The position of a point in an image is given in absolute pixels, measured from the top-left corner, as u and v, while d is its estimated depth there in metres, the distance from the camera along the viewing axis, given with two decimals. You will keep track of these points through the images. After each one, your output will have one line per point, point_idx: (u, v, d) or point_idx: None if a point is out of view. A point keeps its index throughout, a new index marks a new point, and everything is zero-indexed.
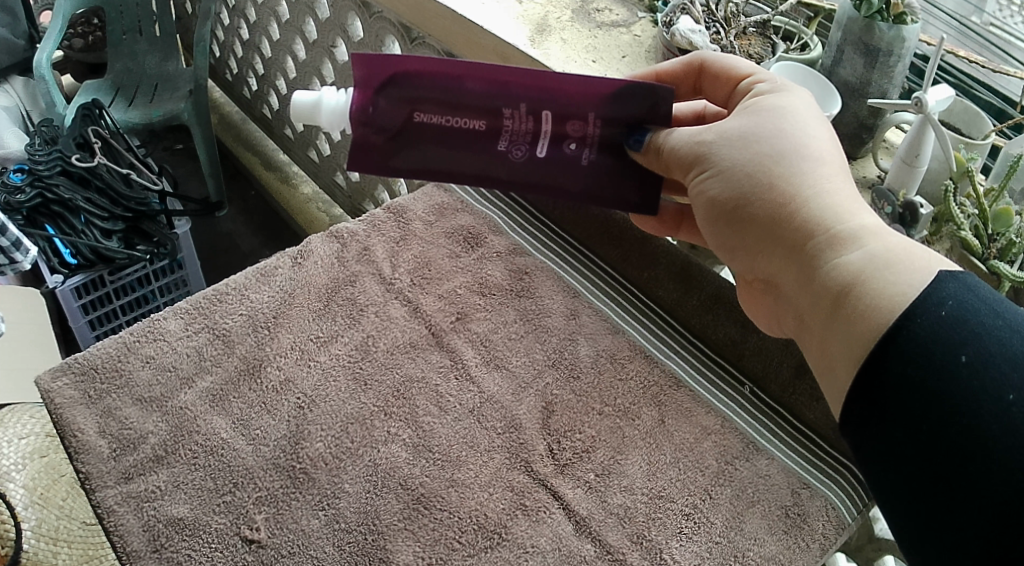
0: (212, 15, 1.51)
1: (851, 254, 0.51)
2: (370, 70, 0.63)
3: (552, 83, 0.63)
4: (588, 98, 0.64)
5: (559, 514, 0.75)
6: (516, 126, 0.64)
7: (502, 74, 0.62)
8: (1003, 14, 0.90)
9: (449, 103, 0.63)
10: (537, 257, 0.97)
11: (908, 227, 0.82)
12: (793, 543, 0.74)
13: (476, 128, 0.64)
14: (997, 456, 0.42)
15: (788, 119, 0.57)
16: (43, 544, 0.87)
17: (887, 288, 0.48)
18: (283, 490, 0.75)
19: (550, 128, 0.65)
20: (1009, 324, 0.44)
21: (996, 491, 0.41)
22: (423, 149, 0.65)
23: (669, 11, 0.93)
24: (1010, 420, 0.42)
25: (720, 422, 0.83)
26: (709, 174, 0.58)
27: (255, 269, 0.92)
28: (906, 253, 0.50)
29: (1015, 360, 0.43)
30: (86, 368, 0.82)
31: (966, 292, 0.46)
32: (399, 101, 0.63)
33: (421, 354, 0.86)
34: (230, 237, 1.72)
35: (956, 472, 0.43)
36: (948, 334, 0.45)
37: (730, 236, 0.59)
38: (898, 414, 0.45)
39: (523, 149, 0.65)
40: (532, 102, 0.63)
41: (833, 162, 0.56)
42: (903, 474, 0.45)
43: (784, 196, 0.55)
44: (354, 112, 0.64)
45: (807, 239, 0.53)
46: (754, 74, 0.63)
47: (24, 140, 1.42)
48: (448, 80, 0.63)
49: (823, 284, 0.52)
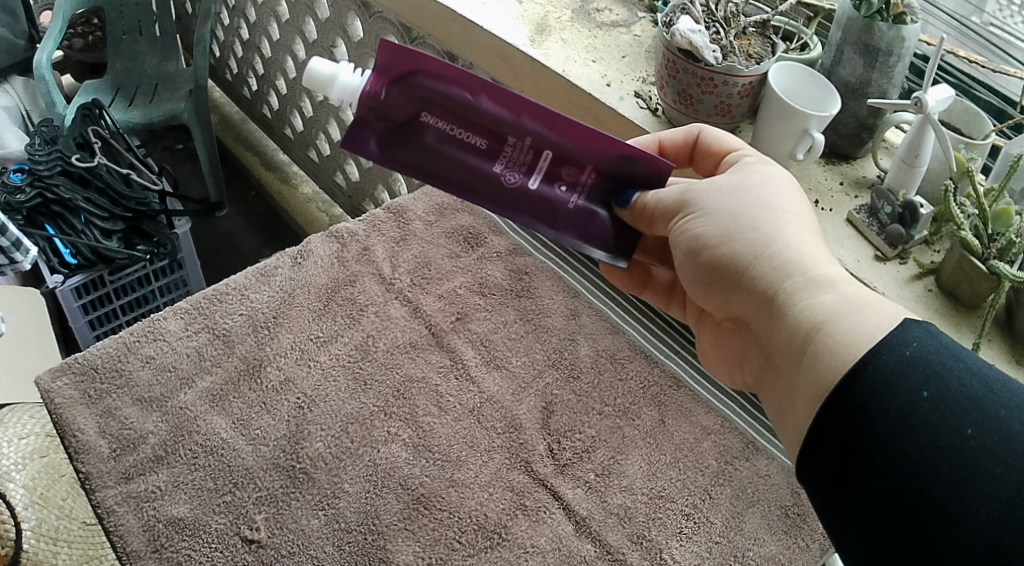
0: (212, 15, 1.51)
1: (825, 296, 0.50)
2: (393, 58, 0.55)
3: (569, 126, 0.57)
4: (598, 149, 0.58)
5: (559, 514, 0.75)
6: (515, 155, 0.58)
7: (521, 101, 0.56)
8: (1003, 14, 0.90)
9: (459, 114, 0.57)
10: (537, 257, 0.97)
11: (908, 226, 0.83)
12: (793, 543, 0.74)
13: (474, 146, 0.58)
14: (953, 490, 0.39)
15: (771, 177, 0.57)
16: (43, 544, 0.87)
17: (855, 329, 0.47)
18: (282, 490, 0.75)
19: (549, 167, 0.59)
20: (967, 365, 0.42)
21: (953, 526, 0.39)
22: (411, 152, 0.58)
23: (668, 11, 0.90)
24: (968, 454, 0.39)
25: (719, 423, 0.83)
26: (692, 214, 0.56)
27: (255, 269, 0.92)
28: (876, 301, 0.49)
29: (974, 397, 0.41)
30: (86, 368, 0.82)
31: (930, 338, 0.44)
32: (410, 95, 0.56)
33: (421, 354, 0.86)
34: (230, 238, 1.72)
35: (910, 504, 0.40)
36: (909, 369, 0.42)
37: (705, 276, 0.56)
38: (854, 442, 0.42)
39: (516, 178, 0.59)
40: (540, 138, 0.58)
41: (808, 218, 0.56)
42: (856, 505, 0.42)
43: (763, 239, 0.53)
44: (364, 94, 0.56)
45: (782, 280, 0.52)
46: (743, 151, 0.63)
47: (23, 140, 1.42)
48: (466, 91, 0.56)
49: (795, 324, 0.50)
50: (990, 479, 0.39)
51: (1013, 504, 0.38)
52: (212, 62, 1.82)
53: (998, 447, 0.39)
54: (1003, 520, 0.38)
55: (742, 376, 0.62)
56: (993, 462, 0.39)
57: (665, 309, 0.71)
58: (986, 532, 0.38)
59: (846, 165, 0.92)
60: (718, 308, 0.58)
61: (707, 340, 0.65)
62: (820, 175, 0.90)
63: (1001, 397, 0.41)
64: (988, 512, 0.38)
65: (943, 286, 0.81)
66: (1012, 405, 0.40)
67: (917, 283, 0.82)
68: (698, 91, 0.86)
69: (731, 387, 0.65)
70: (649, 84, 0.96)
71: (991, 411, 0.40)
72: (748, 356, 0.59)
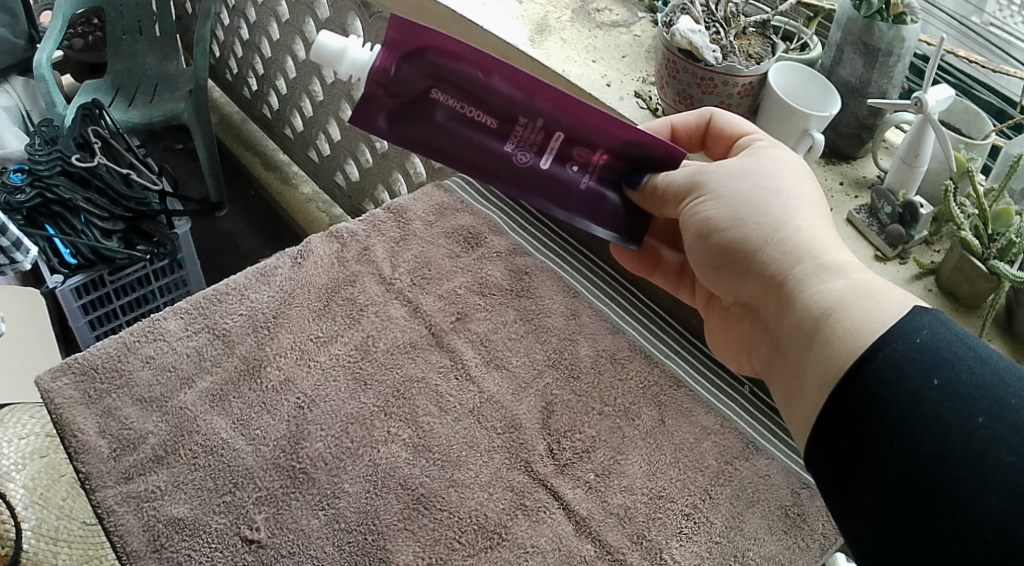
0: (212, 15, 1.51)
1: (835, 282, 0.49)
2: (403, 33, 0.55)
3: (581, 108, 0.58)
4: (609, 130, 0.59)
5: (559, 514, 0.75)
6: (526, 136, 0.59)
7: (534, 84, 0.56)
8: (1003, 14, 0.90)
9: (472, 93, 0.57)
10: (537, 257, 0.97)
11: (908, 226, 0.84)
12: (793, 543, 0.74)
13: (486, 125, 0.58)
14: (962, 477, 0.39)
15: (786, 165, 0.57)
16: (43, 544, 0.87)
17: (865, 315, 0.46)
18: (283, 490, 0.75)
19: (560, 147, 0.59)
20: (979, 354, 0.42)
21: (960, 513, 0.38)
22: (423, 127, 0.58)
23: (669, 11, 0.90)
24: (977, 441, 0.39)
25: (719, 422, 0.83)
26: (705, 198, 0.56)
27: (255, 269, 0.92)
28: (888, 289, 0.48)
29: (985, 387, 0.40)
30: (86, 368, 0.82)
31: (941, 326, 0.43)
32: (421, 71, 0.56)
33: (421, 354, 0.86)
34: (230, 238, 1.72)
35: (919, 491, 0.40)
36: (921, 358, 0.42)
37: (716, 260, 0.57)
38: (862, 429, 0.42)
39: (527, 159, 0.59)
40: (552, 120, 0.58)
41: (821, 208, 0.55)
42: (863, 492, 0.42)
43: (774, 224, 0.53)
44: (374, 70, 0.55)
45: (793, 266, 0.52)
46: (754, 133, 0.63)
47: (23, 140, 1.42)
48: (477, 70, 0.56)
49: (805, 311, 0.50)
50: (998, 467, 0.38)
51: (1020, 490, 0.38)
52: (212, 62, 1.82)
53: (1008, 435, 0.39)
54: (1010, 508, 0.38)
55: (750, 361, 0.61)
56: (1003, 450, 0.39)
57: (674, 293, 0.71)
58: (995, 519, 0.38)
59: (846, 165, 0.92)
60: (728, 293, 0.58)
61: (717, 324, 0.65)
62: (821, 175, 0.91)
63: (1012, 386, 0.40)
64: (997, 500, 0.38)
65: (943, 286, 0.81)
66: (1022, 394, 0.40)
67: (917, 283, 0.82)
68: (697, 91, 0.86)
69: (738, 372, 0.65)
70: (649, 83, 0.96)
71: (1002, 399, 0.40)
72: (756, 342, 0.58)
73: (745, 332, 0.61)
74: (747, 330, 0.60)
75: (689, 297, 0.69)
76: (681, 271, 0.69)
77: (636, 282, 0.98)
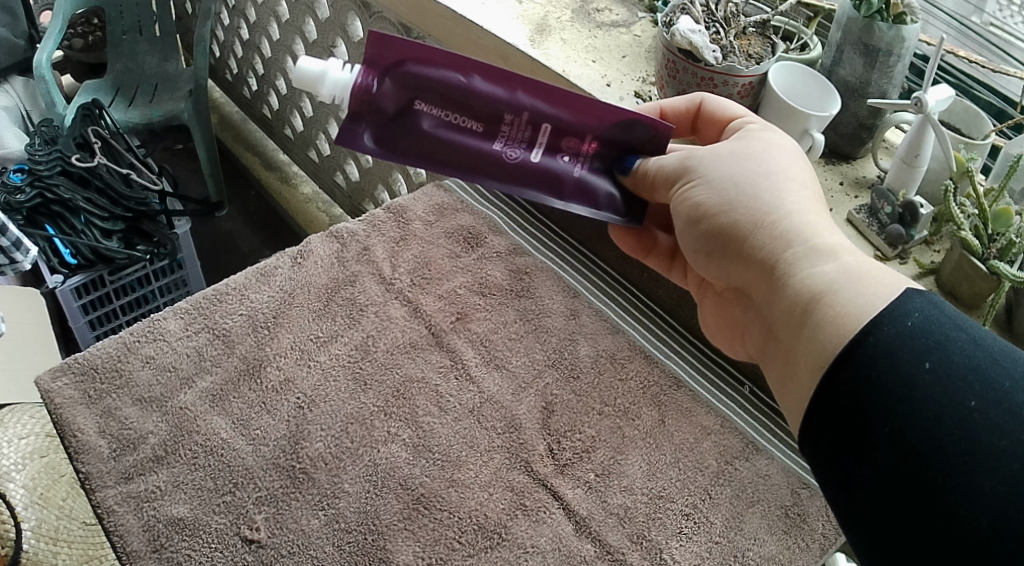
0: (212, 15, 1.51)
1: (827, 265, 0.49)
2: (381, 50, 0.58)
3: (563, 98, 0.60)
4: (593, 117, 0.61)
5: (559, 514, 0.75)
6: (514, 133, 0.60)
7: (513, 78, 0.59)
8: (1003, 14, 0.90)
9: (454, 98, 0.59)
10: (537, 257, 0.97)
11: (908, 226, 0.83)
12: (793, 543, 0.74)
13: (471, 128, 0.60)
14: (957, 461, 0.39)
15: (777, 148, 0.57)
16: (43, 544, 0.87)
17: (855, 298, 0.46)
18: (282, 490, 0.75)
19: (549, 140, 0.61)
20: (972, 337, 0.42)
21: (956, 498, 0.38)
22: (411, 138, 0.60)
23: (669, 11, 0.90)
24: (970, 426, 0.39)
25: (719, 422, 0.83)
26: (695, 184, 0.57)
27: (255, 269, 0.92)
28: (880, 271, 0.48)
29: (978, 371, 0.40)
30: (86, 368, 0.82)
31: (933, 308, 0.43)
32: (403, 84, 0.58)
33: (421, 354, 0.86)
34: (230, 237, 1.72)
35: (917, 478, 0.40)
36: (913, 340, 0.42)
37: (707, 245, 0.57)
38: (855, 415, 0.42)
39: (517, 154, 0.60)
40: (537, 112, 0.60)
41: (812, 190, 0.55)
42: (860, 479, 0.42)
43: (764, 207, 0.53)
44: (356, 87, 0.58)
45: (783, 249, 0.52)
46: (745, 116, 0.63)
47: (24, 141, 1.42)
48: (456, 74, 0.58)
49: (795, 294, 0.50)
50: (995, 451, 0.38)
51: (1017, 477, 0.38)
52: (212, 62, 1.82)
53: (1002, 419, 0.39)
54: (1006, 493, 0.37)
55: (745, 347, 0.61)
56: (998, 435, 0.39)
57: (668, 277, 0.71)
58: (993, 508, 0.38)
59: (846, 165, 0.92)
60: (721, 279, 0.58)
61: (711, 311, 0.65)
62: (820, 175, 0.91)
63: (1006, 369, 0.40)
64: (992, 485, 0.38)
65: (943, 286, 0.81)
66: (1016, 376, 0.40)
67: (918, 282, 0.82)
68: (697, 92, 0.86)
69: (733, 359, 0.64)
70: (649, 83, 0.97)
71: (995, 383, 0.40)
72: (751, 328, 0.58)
73: (740, 318, 0.60)
74: (742, 315, 0.60)
75: (682, 280, 0.69)
76: (675, 255, 0.68)
77: (634, 281, 0.98)
